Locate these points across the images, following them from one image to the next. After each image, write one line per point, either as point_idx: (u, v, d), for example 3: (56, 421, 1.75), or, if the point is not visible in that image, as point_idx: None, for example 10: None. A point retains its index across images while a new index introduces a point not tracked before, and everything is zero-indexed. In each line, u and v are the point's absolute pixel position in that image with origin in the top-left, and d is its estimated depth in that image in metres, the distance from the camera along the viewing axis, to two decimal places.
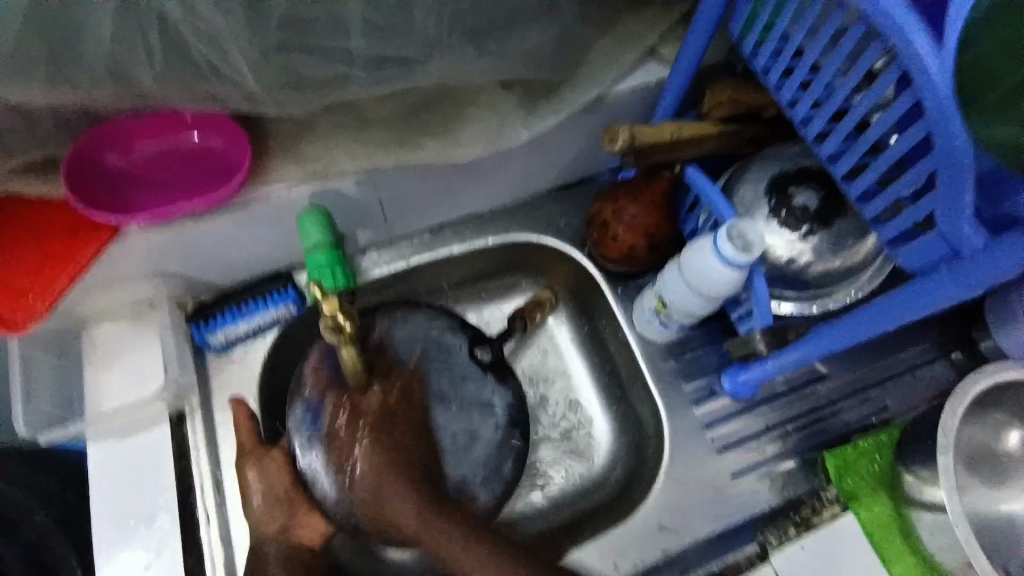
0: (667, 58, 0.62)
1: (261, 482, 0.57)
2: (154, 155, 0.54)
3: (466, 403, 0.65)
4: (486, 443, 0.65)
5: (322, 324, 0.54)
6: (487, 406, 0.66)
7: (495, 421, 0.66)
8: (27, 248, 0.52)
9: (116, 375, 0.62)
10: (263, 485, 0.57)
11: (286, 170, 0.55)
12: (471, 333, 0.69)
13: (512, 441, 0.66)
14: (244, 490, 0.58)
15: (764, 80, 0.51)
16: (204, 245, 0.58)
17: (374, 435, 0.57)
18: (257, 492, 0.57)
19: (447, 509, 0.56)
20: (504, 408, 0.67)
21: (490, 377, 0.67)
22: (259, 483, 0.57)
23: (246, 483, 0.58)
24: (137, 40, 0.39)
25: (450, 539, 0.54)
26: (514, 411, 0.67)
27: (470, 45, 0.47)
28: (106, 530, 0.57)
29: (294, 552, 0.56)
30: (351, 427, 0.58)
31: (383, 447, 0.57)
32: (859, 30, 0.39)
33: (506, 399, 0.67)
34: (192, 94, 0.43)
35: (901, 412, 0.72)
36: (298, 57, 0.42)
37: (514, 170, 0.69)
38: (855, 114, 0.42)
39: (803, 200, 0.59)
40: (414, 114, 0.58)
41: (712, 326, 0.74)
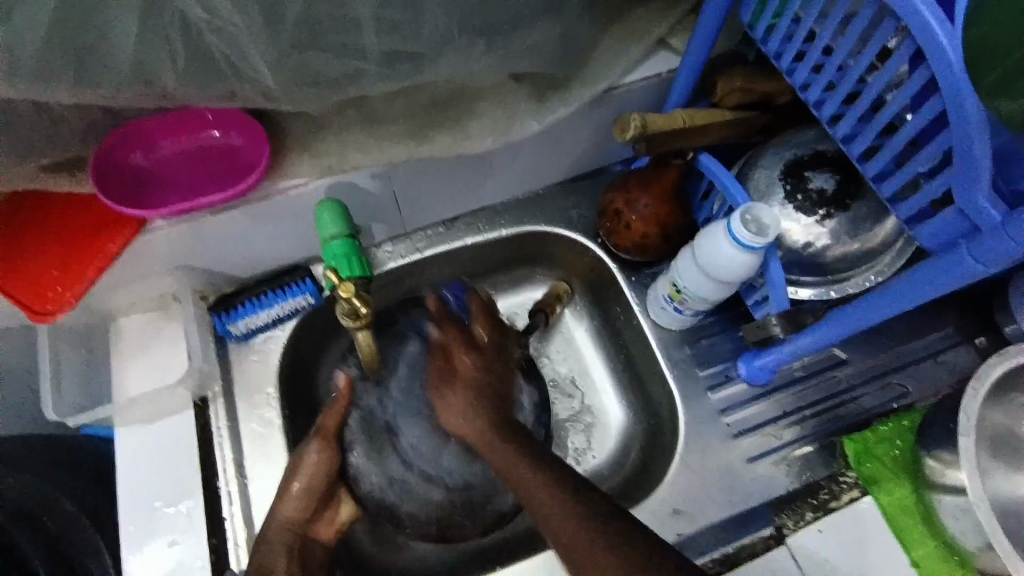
0: (678, 46, 0.62)
1: (314, 461, 0.58)
2: (176, 153, 0.55)
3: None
4: None
5: (339, 310, 0.58)
6: (515, 405, 0.67)
7: (520, 419, 0.67)
8: (56, 241, 0.54)
9: (141, 365, 0.64)
10: (315, 462, 0.58)
11: (303, 165, 0.57)
12: None
13: (535, 441, 0.67)
14: (297, 470, 0.58)
15: (776, 64, 0.50)
16: (225, 239, 0.60)
17: (476, 371, 0.58)
18: (323, 464, 0.58)
19: (528, 456, 0.53)
20: (530, 406, 0.68)
21: (516, 376, 0.69)
22: (315, 462, 0.58)
23: (304, 463, 0.58)
24: (158, 41, 0.40)
25: (528, 467, 0.52)
26: (539, 410, 0.69)
27: (481, 38, 0.47)
28: (134, 514, 0.59)
29: (304, 548, 0.57)
30: (466, 397, 0.57)
31: (474, 414, 0.56)
32: (872, 8, 0.39)
33: (532, 398, 0.69)
34: (210, 92, 0.45)
35: (921, 399, 0.71)
36: (311, 55, 0.43)
37: (526, 161, 0.70)
38: (868, 95, 0.41)
39: (820, 183, 0.58)
40: (428, 108, 0.59)
41: (726, 314, 0.74)
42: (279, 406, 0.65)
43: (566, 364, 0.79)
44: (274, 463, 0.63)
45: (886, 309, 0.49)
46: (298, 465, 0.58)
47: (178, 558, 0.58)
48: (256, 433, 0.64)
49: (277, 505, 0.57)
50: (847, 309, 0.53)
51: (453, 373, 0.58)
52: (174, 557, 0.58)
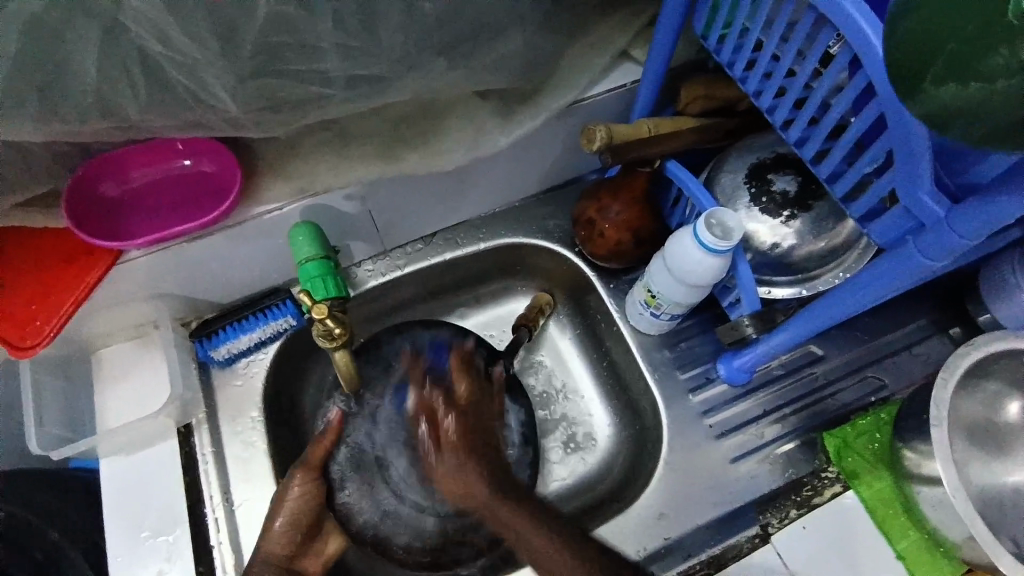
0: (640, 57, 0.64)
1: (302, 490, 0.60)
2: (149, 183, 0.56)
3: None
4: (502, 459, 0.66)
5: (315, 331, 0.58)
6: (502, 423, 0.68)
7: (508, 437, 0.67)
8: (33, 276, 0.54)
9: (124, 395, 0.64)
10: (303, 492, 0.60)
11: (276, 189, 0.58)
12: (482, 350, 0.71)
13: (524, 459, 0.68)
14: (284, 501, 0.59)
15: (729, 73, 0.52)
16: (202, 265, 0.60)
17: (455, 445, 0.55)
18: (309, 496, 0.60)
19: (533, 512, 0.54)
20: (517, 423, 0.69)
21: (501, 393, 0.69)
22: (304, 492, 0.59)
23: (287, 493, 0.59)
24: (121, 75, 0.41)
25: (534, 532, 0.53)
26: (526, 426, 0.69)
27: (440, 58, 0.48)
28: (121, 544, 0.59)
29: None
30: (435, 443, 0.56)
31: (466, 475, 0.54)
32: (811, 18, 0.41)
33: (518, 416, 0.69)
34: (176, 121, 0.46)
35: (898, 390, 0.72)
36: (273, 81, 0.44)
37: (499, 175, 0.71)
38: (814, 100, 0.43)
39: (782, 185, 0.60)
40: (397, 128, 0.60)
41: (704, 316, 0.75)
42: (264, 429, 0.66)
43: (550, 376, 0.79)
44: (260, 485, 0.63)
45: (850, 306, 0.51)
46: (283, 497, 0.59)
47: None
48: (241, 457, 0.64)
49: (264, 535, 0.58)
50: (816, 307, 0.54)
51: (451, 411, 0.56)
52: None
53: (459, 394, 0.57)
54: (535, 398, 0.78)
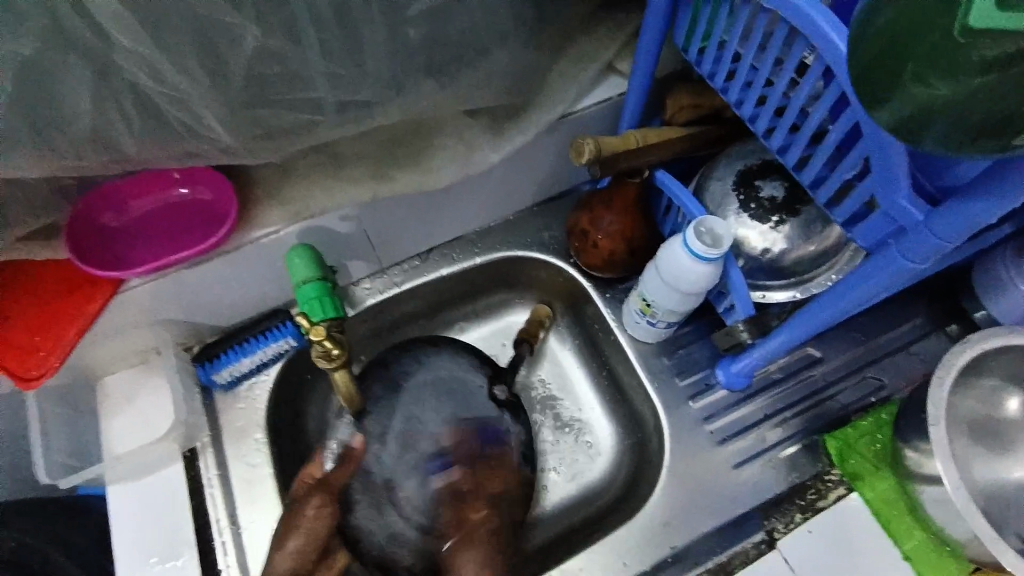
0: (625, 70, 0.65)
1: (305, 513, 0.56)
2: (149, 213, 0.58)
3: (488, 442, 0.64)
4: None
5: (313, 353, 0.59)
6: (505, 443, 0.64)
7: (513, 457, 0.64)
8: (36, 307, 0.55)
9: (128, 422, 0.65)
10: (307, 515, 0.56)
11: (272, 214, 0.59)
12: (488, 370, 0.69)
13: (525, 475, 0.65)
14: (289, 529, 0.55)
15: (711, 84, 0.53)
16: (202, 290, 0.61)
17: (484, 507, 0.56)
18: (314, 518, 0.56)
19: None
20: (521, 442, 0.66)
21: (506, 415, 0.66)
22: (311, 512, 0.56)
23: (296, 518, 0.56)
24: (117, 111, 0.42)
25: None
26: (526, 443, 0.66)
27: (426, 81, 0.50)
28: (130, 570, 0.60)
29: None
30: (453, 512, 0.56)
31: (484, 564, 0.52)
32: (784, 30, 0.42)
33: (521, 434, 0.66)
34: (172, 152, 0.47)
35: (898, 389, 0.72)
36: (264, 111, 0.46)
37: (492, 190, 0.72)
38: (793, 109, 0.44)
39: (770, 191, 0.61)
40: (389, 149, 0.61)
41: (701, 322, 0.76)
42: (268, 452, 0.66)
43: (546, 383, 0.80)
44: (266, 506, 0.64)
45: (839, 308, 0.51)
46: (294, 522, 0.56)
47: None
48: (246, 479, 0.65)
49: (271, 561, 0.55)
50: (811, 307, 0.54)
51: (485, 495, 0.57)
52: None
53: (458, 465, 0.59)
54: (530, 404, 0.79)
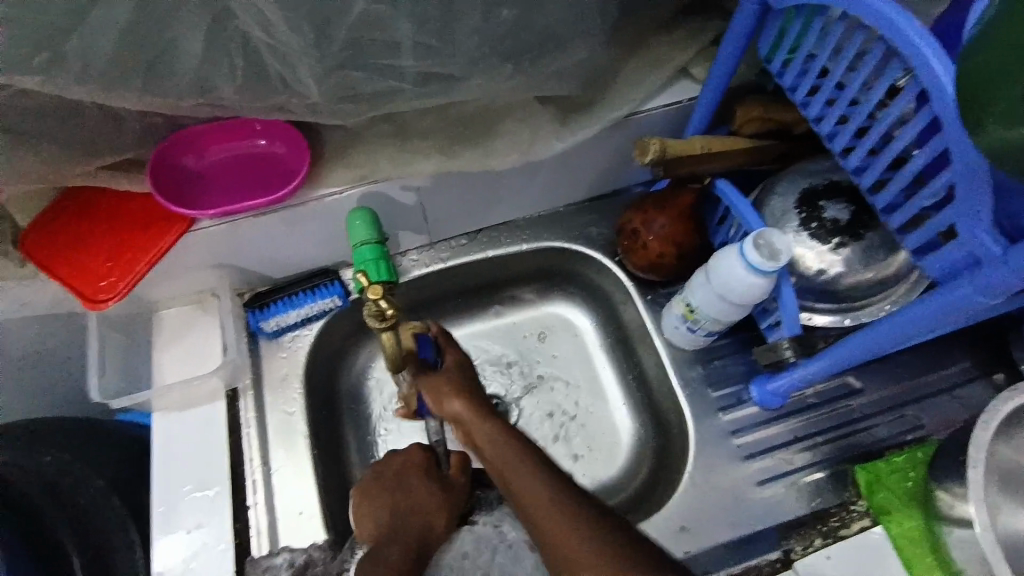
0: (699, 75, 0.65)
1: (433, 499, 0.58)
2: (222, 159, 0.60)
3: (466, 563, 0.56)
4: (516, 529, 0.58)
5: (366, 311, 0.57)
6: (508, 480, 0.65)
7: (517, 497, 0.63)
8: (113, 235, 0.58)
9: (177, 356, 0.68)
10: (433, 499, 0.59)
11: (337, 175, 0.61)
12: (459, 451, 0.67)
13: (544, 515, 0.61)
14: (428, 507, 0.58)
15: (791, 96, 0.53)
16: (260, 240, 0.64)
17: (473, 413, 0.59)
18: (433, 527, 0.57)
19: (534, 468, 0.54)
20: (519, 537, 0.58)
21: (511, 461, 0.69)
22: (439, 502, 0.58)
23: (420, 494, 0.58)
24: (223, 58, 0.43)
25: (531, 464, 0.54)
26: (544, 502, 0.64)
27: (507, 63, 0.50)
28: (164, 494, 0.62)
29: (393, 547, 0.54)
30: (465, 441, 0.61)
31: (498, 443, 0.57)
32: (881, 50, 0.42)
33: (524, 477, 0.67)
34: (262, 104, 0.49)
35: (935, 432, 0.70)
36: (354, 73, 0.47)
37: (547, 180, 0.73)
38: (877, 130, 0.44)
39: (834, 213, 0.60)
40: (455, 125, 0.62)
41: (739, 336, 0.75)
42: (304, 402, 0.69)
43: (547, 373, 0.81)
44: (297, 453, 0.66)
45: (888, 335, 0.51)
46: (417, 499, 0.58)
47: (201, 539, 0.60)
48: (281, 424, 0.67)
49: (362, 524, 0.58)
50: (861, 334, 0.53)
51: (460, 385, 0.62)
52: (199, 538, 0.60)
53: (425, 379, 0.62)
54: (533, 395, 0.80)
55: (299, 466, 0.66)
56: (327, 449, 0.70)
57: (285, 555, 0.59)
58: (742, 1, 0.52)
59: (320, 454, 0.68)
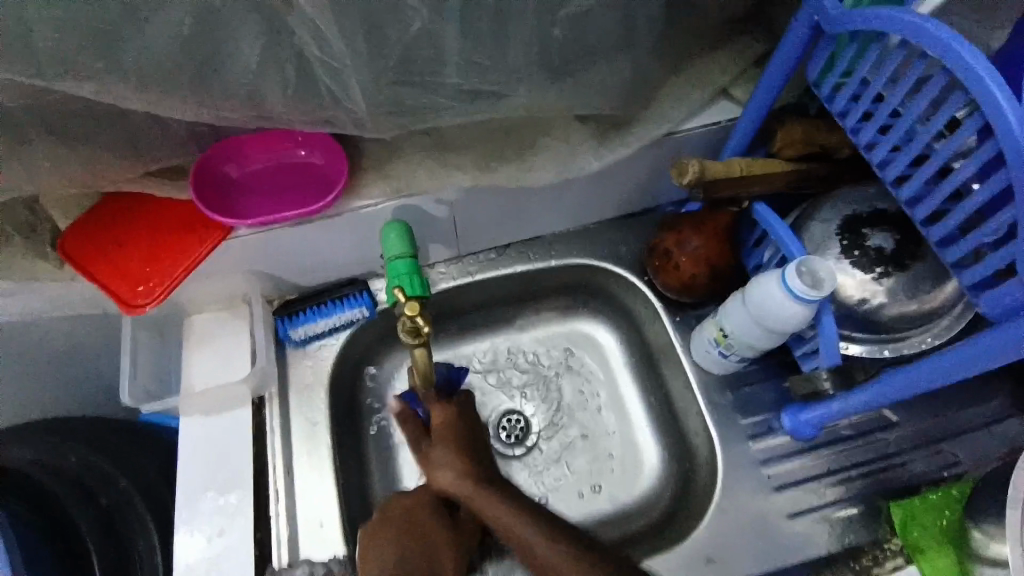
0: (739, 97, 0.64)
1: (445, 546, 0.60)
2: (261, 167, 0.60)
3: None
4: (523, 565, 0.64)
5: (400, 325, 0.55)
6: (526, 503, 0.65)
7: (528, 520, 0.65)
8: (150, 239, 0.59)
9: (206, 360, 0.68)
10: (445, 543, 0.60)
11: (374, 187, 0.61)
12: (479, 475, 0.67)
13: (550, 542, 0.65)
14: (440, 551, 0.60)
15: (841, 122, 0.52)
16: (293, 248, 0.64)
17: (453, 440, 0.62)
18: (442, 572, 0.59)
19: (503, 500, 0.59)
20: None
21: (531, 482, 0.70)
22: (450, 547, 0.60)
23: (434, 537, 0.60)
24: (276, 70, 0.44)
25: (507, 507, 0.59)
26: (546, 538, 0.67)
27: (553, 82, 0.50)
28: (185, 500, 0.61)
29: None
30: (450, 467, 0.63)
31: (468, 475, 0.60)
32: (942, 80, 0.42)
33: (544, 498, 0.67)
34: (309, 116, 0.49)
35: (973, 469, 0.68)
36: (403, 89, 0.47)
37: (580, 197, 0.73)
38: (936, 161, 0.44)
39: (878, 241, 0.58)
40: (492, 141, 0.62)
41: (769, 361, 0.73)
42: (328, 412, 0.69)
43: (573, 389, 0.80)
44: (321, 463, 0.66)
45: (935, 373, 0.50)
46: (430, 543, 0.59)
47: (222, 548, 0.59)
48: (305, 434, 0.67)
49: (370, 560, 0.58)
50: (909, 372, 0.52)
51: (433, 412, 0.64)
52: (220, 545, 0.59)
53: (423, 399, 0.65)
54: (555, 411, 0.79)
55: (323, 477, 0.66)
56: (348, 460, 0.70)
57: (305, 570, 0.58)
58: (793, 23, 0.52)
59: (341, 465, 0.68)
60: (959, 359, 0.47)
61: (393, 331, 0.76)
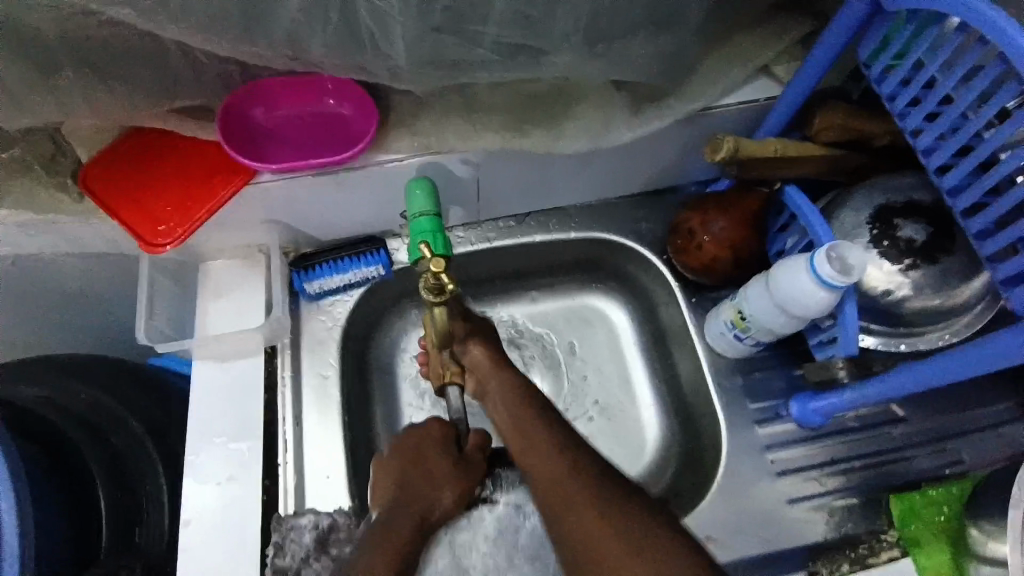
0: (780, 76, 0.63)
1: (448, 478, 0.57)
2: (289, 114, 0.59)
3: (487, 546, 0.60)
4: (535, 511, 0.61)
5: (423, 283, 0.52)
6: None
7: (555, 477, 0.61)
8: (173, 181, 0.58)
9: (222, 306, 0.67)
10: (448, 470, 0.58)
11: (401, 141, 0.59)
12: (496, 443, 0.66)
13: None
14: (441, 481, 0.57)
15: (887, 106, 0.51)
16: (313, 201, 0.63)
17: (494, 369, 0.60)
18: (440, 504, 0.56)
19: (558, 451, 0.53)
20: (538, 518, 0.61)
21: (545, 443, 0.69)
22: (451, 479, 0.57)
23: (437, 468, 0.57)
24: (320, 12, 0.43)
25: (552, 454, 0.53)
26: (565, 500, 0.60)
27: (598, 43, 0.49)
28: (194, 443, 0.61)
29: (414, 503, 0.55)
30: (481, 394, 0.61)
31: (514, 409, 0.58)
32: (1000, 67, 0.41)
33: None
34: (347, 62, 0.48)
35: (975, 468, 0.68)
36: (446, 39, 0.46)
37: (606, 169, 0.71)
38: (983, 151, 0.43)
39: (909, 233, 0.57)
40: (525, 103, 0.61)
41: (783, 350, 0.73)
42: (339, 367, 0.69)
43: (579, 364, 0.80)
44: (329, 417, 0.67)
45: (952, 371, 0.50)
46: (429, 472, 0.57)
47: (232, 493, 0.60)
48: (313, 386, 0.68)
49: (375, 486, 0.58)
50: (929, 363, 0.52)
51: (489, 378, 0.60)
52: (231, 491, 0.60)
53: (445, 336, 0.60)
54: (559, 385, 0.79)
55: (331, 431, 0.66)
56: (357, 417, 0.70)
57: (310, 518, 0.59)
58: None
59: (350, 420, 0.68)
60: (982, 356, 0.47)
61: (407, 292, 0.76)
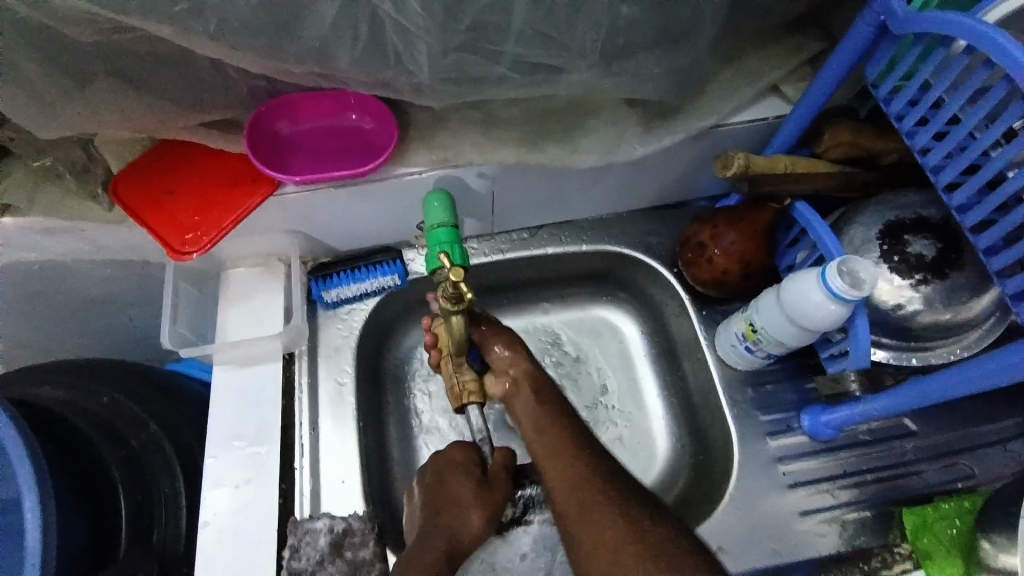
0: (789, 94, 0.64)
1: (472, 500, 0.57)
2: (311, 128, 0.61)
3: (524, 563, 0.62)
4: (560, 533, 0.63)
5: (442, 293, 0.54)
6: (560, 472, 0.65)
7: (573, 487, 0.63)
8: (201, 190, 0.60)
9: (242, 313, 0.69)
10: (471, 492, 0.57)
11: (419, 154, 0.61)
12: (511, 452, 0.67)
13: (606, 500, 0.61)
14: (463, 503, 0.56)
15: (895, 125, 0.52)
16: (333, 212, 0.65)
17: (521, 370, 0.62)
18: (467, 528, 0.55)
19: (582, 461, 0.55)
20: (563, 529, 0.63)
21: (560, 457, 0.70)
22: (475, 499, 0.57)
23: (460, 492, 0.57)
24: (348, 29, 0.45)
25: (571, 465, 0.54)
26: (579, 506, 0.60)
27: (614, 61, 0.50)
28: (212, 446, 0.63)
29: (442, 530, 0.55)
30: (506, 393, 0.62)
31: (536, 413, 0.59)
32: (1004, 87, 0.42)
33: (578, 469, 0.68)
34: (372, 78, 0.50)
35: (988, 483, 0.68)
36: (467, 56, 0.48)
37: (617, 183, 0.73)
38: (990, 169, 0.44)
39: (919, 249, 0.58)
40: (539, 119, 0.62)
41: (792, 363, 0.74)
42: (355, 374, 0.70)
43: (588, 372, 0.81)
44: (344, 424, 0.68)
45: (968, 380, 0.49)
46: (454, 497, 0.57)
47: (249, 495, 0.61)
48: (327, 393, 0.69)
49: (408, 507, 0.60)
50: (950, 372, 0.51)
51: (522, 382, 0.62)
52: (248, 493, 0.61)
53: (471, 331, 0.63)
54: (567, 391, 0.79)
55: (345, 437, 0.67)
56: (370, 423, 0.71)
57: (325, 521, 0.60)
58: (857, 21, 0.52)
59: (364, 426, 0.70)
60: (997, 369, 0.47)
61: (420, 301, 0.77)
